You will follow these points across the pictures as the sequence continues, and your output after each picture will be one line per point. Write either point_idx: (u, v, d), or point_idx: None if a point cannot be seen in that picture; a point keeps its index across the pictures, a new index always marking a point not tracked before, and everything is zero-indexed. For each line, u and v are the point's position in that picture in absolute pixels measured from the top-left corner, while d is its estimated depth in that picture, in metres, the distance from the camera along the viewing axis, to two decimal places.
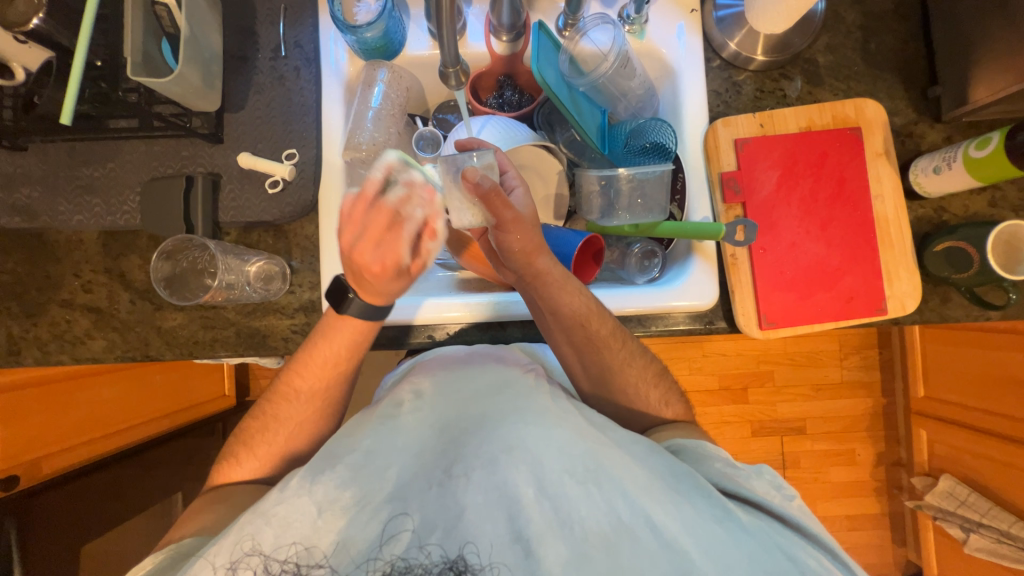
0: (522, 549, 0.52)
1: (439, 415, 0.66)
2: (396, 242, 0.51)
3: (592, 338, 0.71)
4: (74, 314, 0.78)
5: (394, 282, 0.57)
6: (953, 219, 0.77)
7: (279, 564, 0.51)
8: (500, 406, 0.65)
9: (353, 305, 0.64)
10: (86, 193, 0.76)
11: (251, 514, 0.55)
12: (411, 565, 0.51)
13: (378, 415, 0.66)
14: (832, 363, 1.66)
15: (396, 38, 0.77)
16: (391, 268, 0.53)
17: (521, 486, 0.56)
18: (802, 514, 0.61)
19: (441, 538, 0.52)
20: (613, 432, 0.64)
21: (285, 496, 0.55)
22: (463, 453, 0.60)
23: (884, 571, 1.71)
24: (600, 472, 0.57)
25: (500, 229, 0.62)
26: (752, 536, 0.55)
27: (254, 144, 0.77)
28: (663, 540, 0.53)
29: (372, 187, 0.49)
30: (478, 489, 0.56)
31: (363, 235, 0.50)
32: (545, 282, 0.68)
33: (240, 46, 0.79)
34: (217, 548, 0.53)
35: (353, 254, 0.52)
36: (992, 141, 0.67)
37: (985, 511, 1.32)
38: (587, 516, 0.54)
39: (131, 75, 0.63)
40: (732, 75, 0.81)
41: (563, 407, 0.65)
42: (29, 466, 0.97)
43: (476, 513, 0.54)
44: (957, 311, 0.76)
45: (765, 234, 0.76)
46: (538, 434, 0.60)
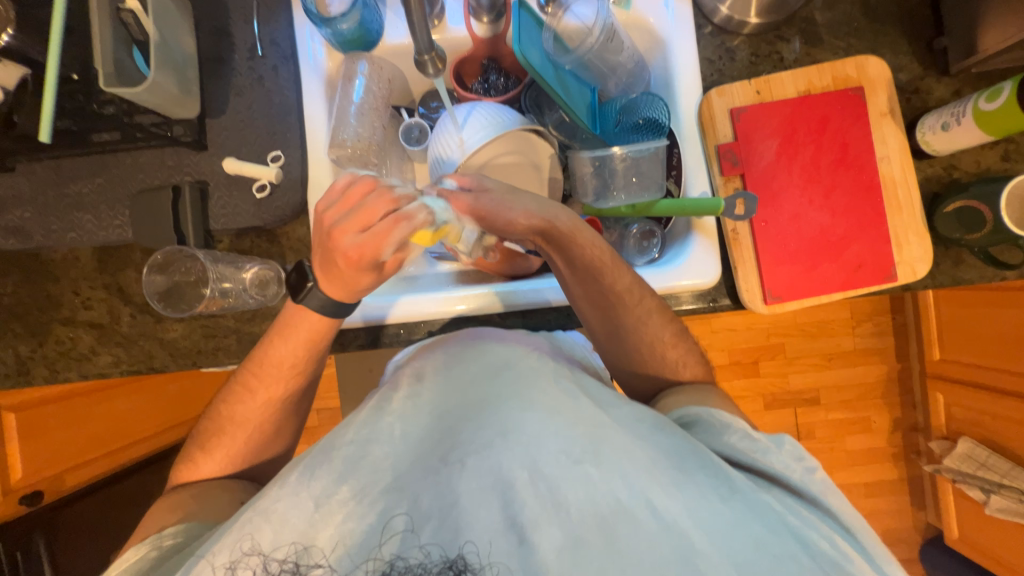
0: (517, 536, 0.52)
1: (439, 402, 0.63)
2: (382, 235, 0.53)
3: (604, 292, 0.70)
4: (77, 331, 0.79)
5: (367, 272, 0.58)
6: (965, 176, 0.73)
7: (279, 563, 0.52)
8: (498, 390, 0.63)
9: (313, 297, 0.63)
10: (76, 209, 0.76)
11: (250, 512, 0.55)
12: (410, 564, 0.50)
13: (370, 406, 0.64)
14: (844, 331, 1.63)
15: (373, 28, 0.75)
16: (369, 256, 0.55)
17: (515, 470, 0.54)
18: (824, 491, 0.59)
19: (434, 532, 0.52)
20: (618, 409, 0.62)
21: (283, 492, 0.55)
22: (459, 440, 0.58)
23: (905, 537, 1.70)
24: (600, 454, 0.56)
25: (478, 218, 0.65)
26: (763, 520, 0.53)
27: (239, 148, 0.76)
28: (663, 523, 0.52)
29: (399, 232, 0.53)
30: (474, 477, 0.55)
31: (355, 216, 0.53)
32: (562, 236, 0.68)
33: (216, 48, 0.77)
34: (218, 547, 0.53)
35: (335, 233, 0.54)
36: (1004, 92, 0.63)
37: (1005, 471, 1.30)
38: (582, 501, 0.53)
39: (104, 87, 0.62)
40: (725, 41, 0.77)
41: (566, 389, 0.63)
42: (49, 481, 0.99)
43: (471, 499, 0.54)
44: (971, 273, 0.73)
45: (766, 206, 0.74)
46: (534, 419, 0.58)
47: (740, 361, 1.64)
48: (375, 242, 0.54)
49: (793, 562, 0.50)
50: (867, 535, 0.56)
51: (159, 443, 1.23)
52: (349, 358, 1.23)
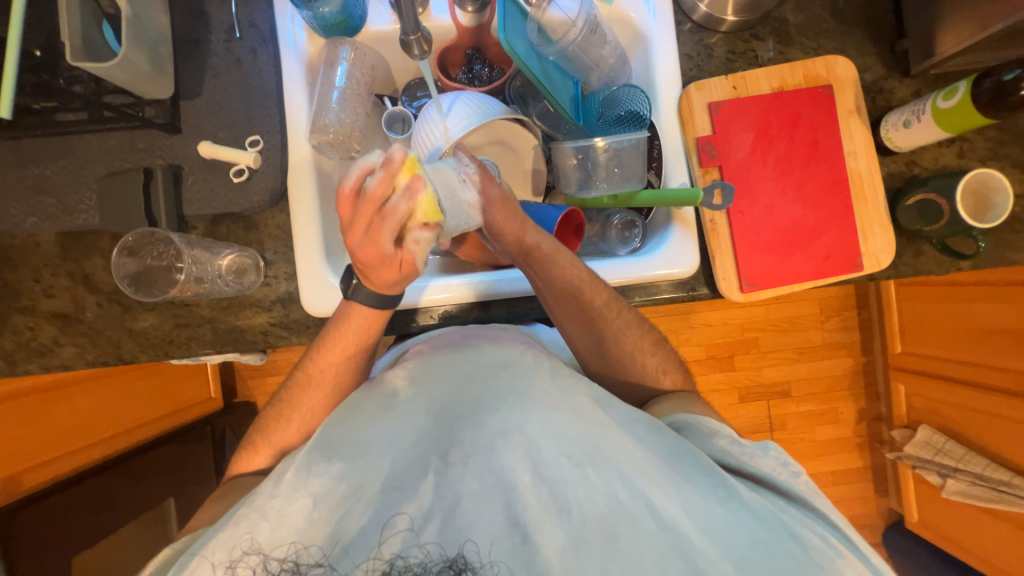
0: (519, 535, 0.54)
1: (437, 399, 0.65)
2: (379, 232, 0.54)
3: (582, 308, 0.72)
4: (38, 322, 0.75)
5: (385, 269, 0.59)
6: (924, 172, 0.78)
7: (278, 563, 0.51)
8: (497, 390, 0.64)
9: (360, 292, 0.64)
10: (39, 193, 0.72)
11: (247, 508, 0.53)
12: (410, 564, 0.51)
13: (372, 400, 0.64)
14: (814, 326, 1.70)
15: (357, 12, 0.74)
16: (376, 255, 0.56)
17: (518, 472, 0.57)
18: (810, 493, 0.58)
19: (437, 532, 0.53)
20: (616, 407, 0.62)
21: (280, 489, 0.54)
22: (459, 440, 0.60)
23: (869, 522, 1.78)
24: (599, 455, 0.57)
25: (487, 207, 0.65)
26: (759, 518, 0.53)
27: (215, 132, 0.74)
28: (661, 522, 0.54)
29: (390, 227, 0.54)
30: (475, 477, 0.57)
31: (353, 221, 0.55)
32: (537, 256, 0.69)
33: (191, 29, 0.74)
34: (213, 545, 0.51)
35: (346, 239, 0.56)
36: (958, 91, 0.66)
37: (960, 457, 1.38)
38: (584, 501, 0.55)
39: (71, 62, 0.58)
40: (704, 38, 0.80)
41: (564, 387, 0.63)
42: (10, 480, 0.93)
43: (473, 502, 0.56)
44: (929, 264, 0.77)
45: (741, 197, 0.76)
46: (535, 419, 0.59)
47: (718, 356, 1.69)
48: (376, 242, 0.55)
49: (787, 558, 0.50)
50: (857, 536, 0.55)
51: (135, 440, 1.20)
52: None
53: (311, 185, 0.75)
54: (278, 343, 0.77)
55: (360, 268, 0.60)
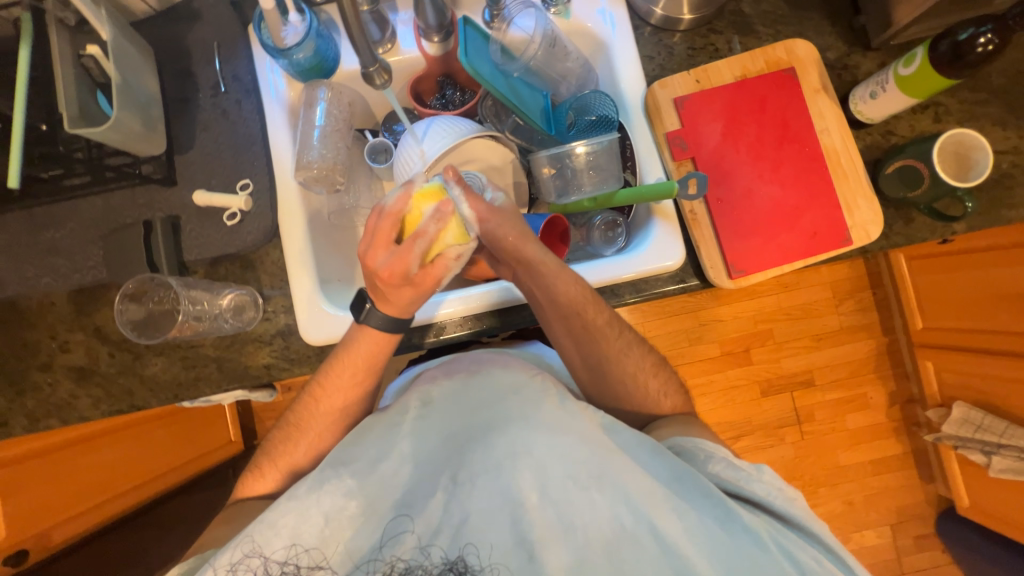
0: (525, 552, 0.54)
1: (447, 423, 0.65)
2: (407, 252, 0.59)
3: (584, 326, 0.73)
4: (56, 376, 0.78)
5: (404, 289, 0.63)
6: (902, 141, 0.78)
7: (279, 566, 0.54)
8: (505, 411, 0.63)
9: (374, 316, 0.68)
10: (51, 254, 0.77)
11: (258, 518, 0.56)
12: (412, 566, 0.54)
13: (383, 421, 0.65)
14: (827, 310, 1.66)
15: (330, 55, 0.79)
16: (399, 274, 0.60)
17: (526, 491, 0.56)
18: (805, 514, 0.57)
19: (446, 541, 0.55)
20: (622, 433, 0.61)
21: (293, 502, 0.56)
22: (468, 461, 0.60)
23: (918, 512, 1.68)
24: (606, 478, 0.56)
25: (483, 225, 0.67)
26: (759, 544, 0.52)
27: (208, 180, 0.79)
28: (664, 544, 0.53)
29: (419, 247, 0.59)
30: (483, 496, 0.57)
31: (377, 241, 0.59)
32: (540, 274, 0.70)
33: (181, 89, 0.80)
34: (223, 552, 0.54)
35: (369, 259, 0.60)
36: (917, 57, 0.66)
37: (1002, 432, 1.30)
38: (588, 522, 0.55)
39: (68, 129, 0.64)
40: (663, 39, 0.82)
41: (570, 412, 0.62)
42: (37, 537, 0.95)
43: (481, 519, 0.56)
44: (923, 231, 0.76)
45: (718, 185, 0.77)
46: (543, 441, 0.59)
47: (732, 351, 1.66)
48: (402, 261, 0.59)
49: None
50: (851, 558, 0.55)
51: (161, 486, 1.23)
52: None
53: (301, 220, 0.78)
54: (281, 375, 0.78)
55: (378, 288, 0.63)
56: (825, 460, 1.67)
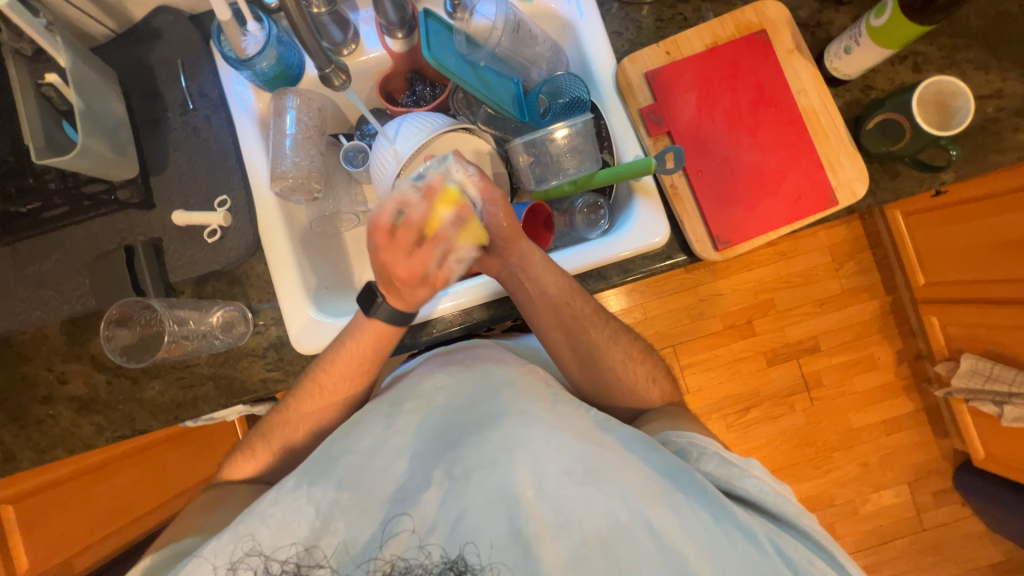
0: (522, 548, 0.52)
1: (441, 421, 0.65)
2: (425, 254, 0.62)
3: (572, 316, 0.74)
4: (57, 408, 0.79)
5: (420, 289, 0.66)
6: (882, 94, 0.76)
7: (279, 563, 0.53)
8: (500, 406, 0.63)
9: (381, 309, 0.69)
10: (38, 288, 0.77)
11: (246, 514, 0.56)
12: (411, 565, 0.53)
13: (375, 412, 0.65)
14: (827, 274, 1.64)
15: (293, 62, 0.78)
16: (418, 273, 0.63)
17: (522, 485, 0.55)
18: (799, 512, 0.57)
19: (443, 538, 0.54)
20: (617, 430, 0.62)
21: (281, 496, 0.56)
22: (462, 454, 0.59)
23: (934, 467, 1.67)
24: (601, 474, 0.56)
25: (489, 204, 0.68)
26: (753, 543, 0.52)
27: (185, 200, 0.78)
28: (658, 540, 0.52)
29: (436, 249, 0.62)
30: (479, 491, 0.56)
31: (394, 246, 0.61)
32: (530, 263, 0.71)
33: (149, 110, 0.80)
34: (213, 548, 0.54)
35: (386, 263, 0.62)
36: (888, 6, 0.65)
37: (1011, 380, 1.29)
38: (585, 517, 0.54)
39: (37, 160, 0.64)
40: (630, 13, 0.81)
41: (563, 410, 0.63)
42: (59, 567, 0.98)
43: (477, 515, 0.54)
44: (910, 184, 0.74)
45: (696, 156, 0.76)
46: (538, 436, 0.59)
47: (734, 324, 1.65)
48: (421, 261, 0.62)
49: None
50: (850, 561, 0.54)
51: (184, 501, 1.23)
52: None
53: (282, 231, 0.78)
54: (278, 387, 0.79)
55: (395, 288, 0.65)
56: (836, 424, 1.66)
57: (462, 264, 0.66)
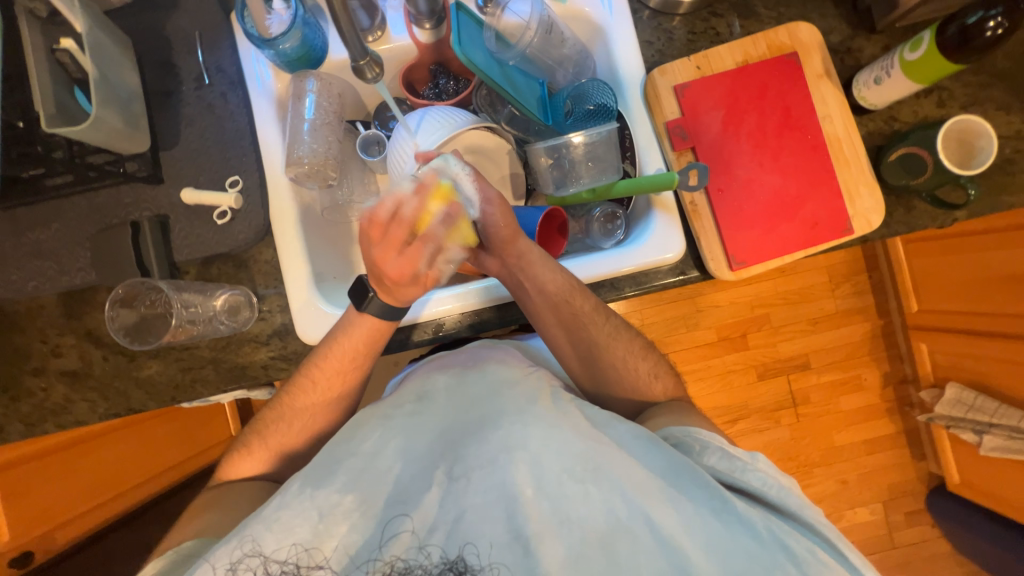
0: (521, 547, 0.51)
1: (442, 420, 0.64)
2: (415, 252, 0.61)
3: (575, 315, 0.73)
4: (49, 381, 0.77)
5: (411, 288, 0.64)
6: (905, 126, 0.76)
7: (279, 565, 0.52)
8: (500, 406, 0.62)
9: (373, 304, 0.67)
10: (37, 257, 0.75)
11: (252, 517, 0.55)
12: (411, 565, 0.52)
13: (378, 414, 0.65)
14: (824, 295, 1.67)
15: (317, 44, 0.76)
16: (409, 273, 0.61)
17: (521, 484, 0.54)
18: (802, 504, 0.56)
19: (442, 539, 0.53)
20: (617, 427, 0.60)
21: (286, 501, 0.55)
22: (463, 454, 0.58)
23: (910, 489, 1.71)
24: (600, 471, 0.55)
25: (486, 204, 0.68)
26: (757, 538, 0.51)
27: (196, 178, 0.76)
28: (659, 537, 0.51)
29: (427, 248, 0.61)
30: (478, 490, 0.55)
31: (386, 243, 0.60)
32: (529, 261, 0.71)
33: (163, 81, 0.77)
34: (216, 553, 0.53)
35: (376, 260, 0.61)
36: (924, 41, 0.65)
37: (993, 412, 1.32)
38: (585, 516, 0.53)
39: (46, 128, 0.61)
40: (662, 23, 0.80)
41: (563, 407, 0.62)
42: (40, 539, 0.94)
43: (477, 513, 0.53)
44: (924, 218, 0.75)
45: (718, 175, 0.76)
46: (537, 434, 0.57)
47: (729, 337, 1.67)
48: (411, 260, 0.61)
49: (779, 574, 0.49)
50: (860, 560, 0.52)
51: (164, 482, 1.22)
52: None
53: (294, 218, 0.76)
54: (280, 375, 0.78)
55: (385, 286, 0.64)
56: (820, 441, 1.70)
57: (453, 262, 0.65)
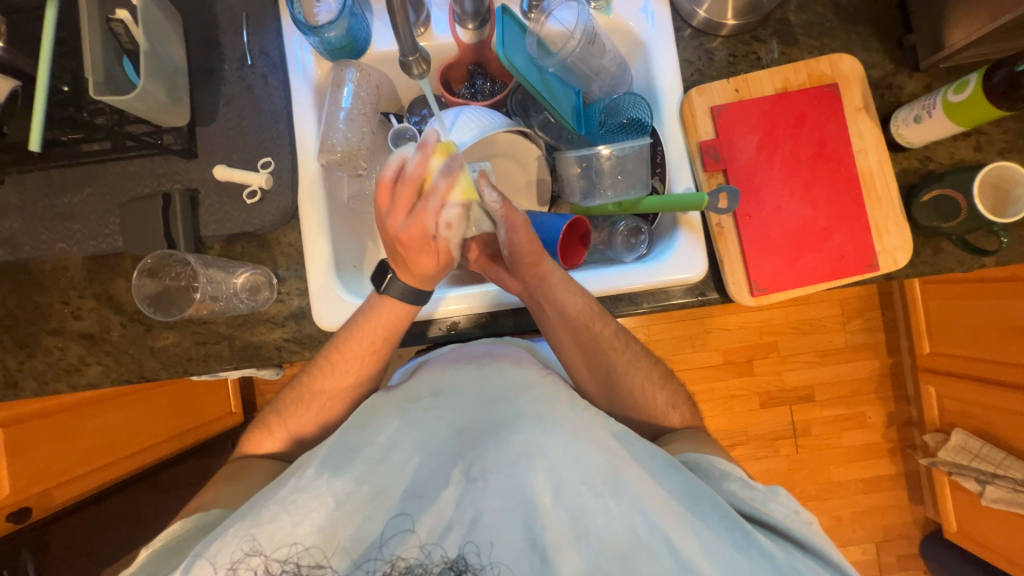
0: (538, 557, 0.51)
1: (459, 416, 0.64)
2: (421, 213, 0.58)
3: (593, 338, 0.73)
4: (66, 342, 0.78)
5: (425, 257, 0.62)
6: (939, 167, 0.76)
7: (279, 564, 0.51)
8: (520, 410, 0.62)
9: (395, 286, 0.67)
10: (67, 220, 0.76)
11: (267, 499, 0.55)
12: (411, 565, 0.51)
13: (393, 404, 0.66)
14: (836, 328, 1.65)
15: (361, 35, 0.76)
16: (417, 238, 0.59)
17: (539, 492, 0.54)
18: (822, 540, 0.56)
19: (454, 541, 0.52)
20: (635, 444, 0.60)
21: (303, 484, 0.56)
22: (480, 454, 0.58)
23: (905, 532, 1.69)
24: (619, 486, 0.54)
25: (510, 228, 0.67)
26: (779, 570, 0.50)
27: (229, 156, 0.77)
28: (678, 558, 0.50)
29: (432, 208, 0.57)
30: (496, 494, 0.55)
31: (395, 205, 0.57)
32: (551, 282, 0.71)
33: (206, 58, 0.78)
34: (216, 547, 0.51)
35: (387, 226, 0.59)
36: (970, 84, 0.65)
37: (998, 463, 1.31)
38: (602, 529, 0.52)
39: (94, 95, 0.62)
40: (704, 43, 0.80)
41: (583, 416, 0.61)
42: (38, 497, 0.95)
43: (494, 517, 0.53)
44: (950, 261, 0.75)
45: (747, 200, 0.75)
46: (557, 443, 0.57)
47: (735, 362, 1.65)
48: (419, 224, 0.58)
49: None
50: None
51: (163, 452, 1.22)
52: None
53: (321, 203, 0.77)
54: (292, 358, 0.78)
55: (398, 257, 0.63)
56: (819, 475, 1.68)
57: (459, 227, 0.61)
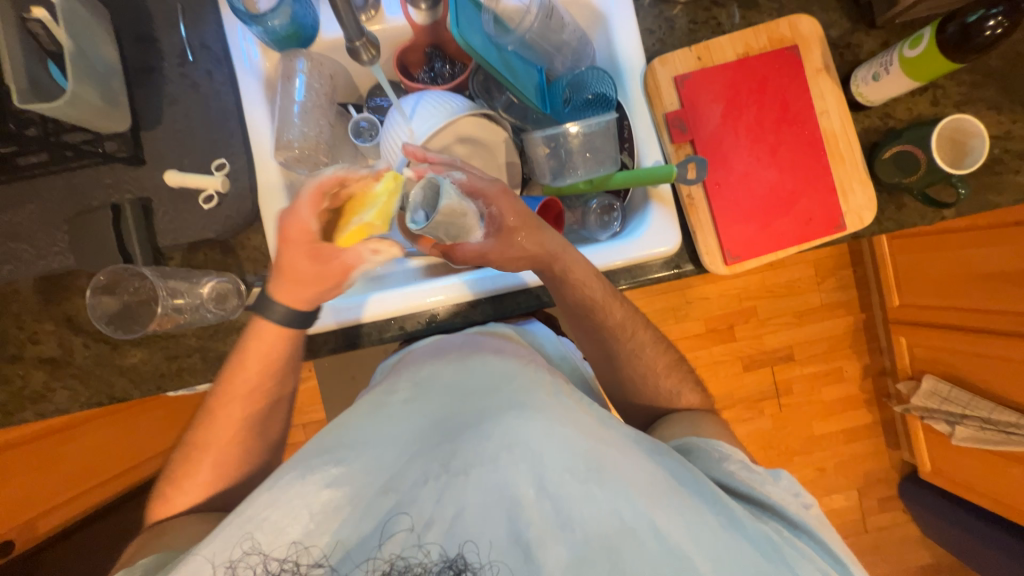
0: (522, 551, 0.49)
1: (436, 410, 0.62)
2: None
3: (580, 307, 0.72)
4: (27, 368, 0.75)
5: None
6: (899, 124, 0.77)
7: (278, 563, 0.50)
8: (498, 402, 0.59)
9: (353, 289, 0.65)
10: (10, 240, 0.72)
11: (239, 517, 0.52)
12: (411, 564, 0.49)
13: (368, 403, 0.65)
14: (811, 288, 1.70)
15: (308, 22, 0.73)
16: None
17: (522, 486, 0.52)
18: (818, 525, 0.59)
19: (440, 536, 0.49)
20: (618, 429, 0.60)
21: (276, 494, 0.53)
22: (461, 448, 0.55)
23: (884, 477, 1.78)
24: (604, 471, 0.53)
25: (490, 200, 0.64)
26: (763, 552, 0.52)
27: (180, 160, 0.73)
28: (664, 543, 0.50)
29: None
30: (478, 489, 0.52)
31: (328, 214, 0.59)
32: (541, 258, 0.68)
33: (143, 57, 0.73)
34: (212, 547, 0.51)
35: None
36: (924, 39, 0.65)
37: (966, 403, 1.37)
38: (587, 518, 0.51)
39: (19, 104, 0.58)
40: (663, 11, 0.79)
41: (565, 403, 0.60)
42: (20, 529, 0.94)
43: (476, 513, 0.51)
44: (914, 216, 0.76)
45: (716, 169, 0.76)
46: (537, 429, 0.55)
47: (716, 329, 1.69)
48: None
49: None
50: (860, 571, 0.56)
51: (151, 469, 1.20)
52: (326, 368, 1.11)
53: (280, 202, 0.73)
54: None
55: (326, 244, 0.56)
56: (802, 430, 1.75)
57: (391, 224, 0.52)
